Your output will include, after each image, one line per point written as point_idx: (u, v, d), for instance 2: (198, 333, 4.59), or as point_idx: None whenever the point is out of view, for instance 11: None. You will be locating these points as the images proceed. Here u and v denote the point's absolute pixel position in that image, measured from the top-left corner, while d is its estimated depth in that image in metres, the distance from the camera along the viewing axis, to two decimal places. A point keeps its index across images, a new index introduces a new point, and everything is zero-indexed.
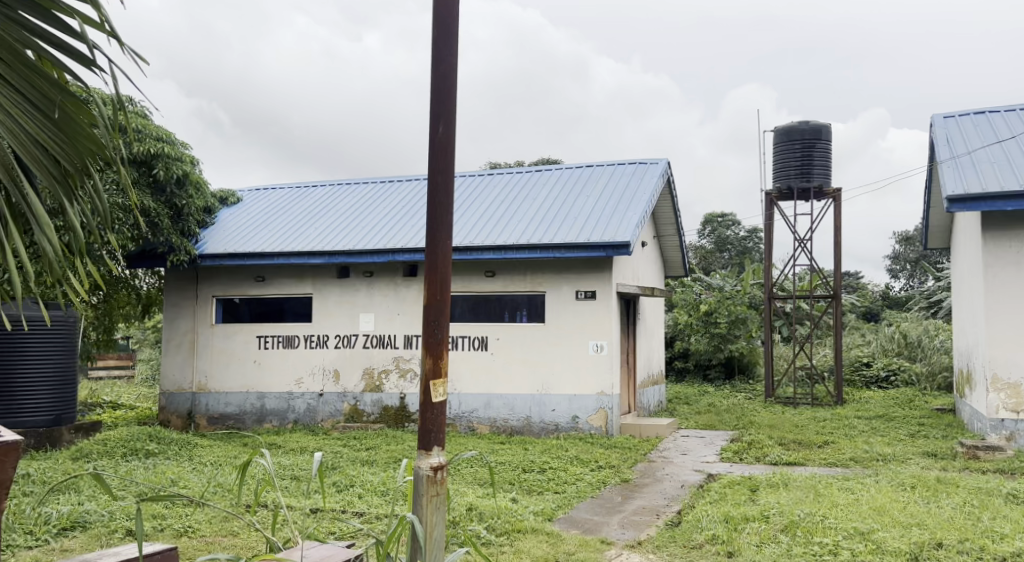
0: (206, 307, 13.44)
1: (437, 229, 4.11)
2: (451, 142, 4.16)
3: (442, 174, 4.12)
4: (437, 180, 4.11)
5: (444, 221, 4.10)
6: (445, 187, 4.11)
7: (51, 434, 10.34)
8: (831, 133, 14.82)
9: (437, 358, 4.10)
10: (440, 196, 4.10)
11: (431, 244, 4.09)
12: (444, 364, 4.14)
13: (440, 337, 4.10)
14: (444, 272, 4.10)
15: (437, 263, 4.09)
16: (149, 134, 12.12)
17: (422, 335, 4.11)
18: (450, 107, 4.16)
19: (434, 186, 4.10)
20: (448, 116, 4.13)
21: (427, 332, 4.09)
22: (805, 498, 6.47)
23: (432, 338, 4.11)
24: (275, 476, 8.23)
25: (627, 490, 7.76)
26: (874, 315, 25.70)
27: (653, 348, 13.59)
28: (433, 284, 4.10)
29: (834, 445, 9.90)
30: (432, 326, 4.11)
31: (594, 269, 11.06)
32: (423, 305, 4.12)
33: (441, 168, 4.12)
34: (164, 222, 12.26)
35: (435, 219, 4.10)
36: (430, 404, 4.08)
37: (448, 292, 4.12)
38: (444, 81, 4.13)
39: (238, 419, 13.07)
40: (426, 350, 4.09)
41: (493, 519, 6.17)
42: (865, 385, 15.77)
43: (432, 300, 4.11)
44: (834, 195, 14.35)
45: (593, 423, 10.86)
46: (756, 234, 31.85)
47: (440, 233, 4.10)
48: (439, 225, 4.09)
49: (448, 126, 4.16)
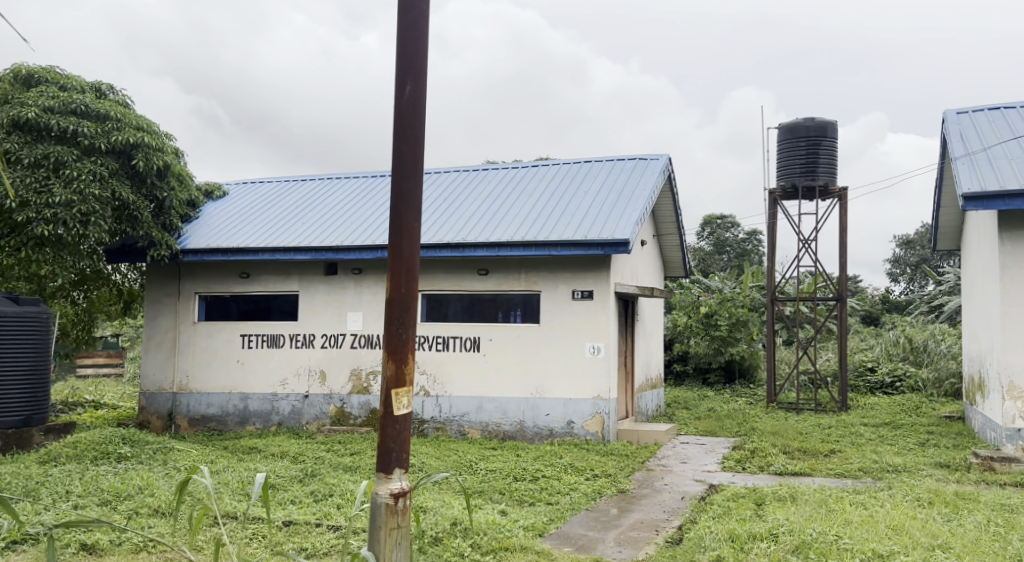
0: (188, 304, 12.96)
1: (402, 209, 3.98)
2: (420, 104, 4.05)
3: (407, 143, 4.01)
4: (403, 151, 4.01)
5: (410, 201, 3.98)
6: (413, 158, 4.01)
7: (21, 435, 9.93)
8: (837, 131, 14.34)
9: (402, 364, 3.94)
10: (407, 168, 3.99)
11: (397, 228, 3.98)
12: (408, 371, 3.98)
13: (405, 338, 3.95)
14: (410, 260, 3.96)
15: (403, 249, 3.96)
16: (129, 122, 11.65)
17: (386, 335, 3.94)
18: (419, 66, 4.04)
19: (402, 156, 4.00)
20: (417, 76, 4.01)
21: (390, 331, 3.93)
22: (815, 514, 6.00)
23: (396, 338, 3.94)
24: (251, 484, 7.79)
25: (624, 502, 7.28)
26: (874, 319, 25.26)
27: (652, 350, 13.14)
28: (398, 275, 3.96)
29: (842, 455, 9.43)
30: (395, 322, 3.95)
31: (592, 268, 10.59)
32: (387, 299, 3.97)
33: (408, 137, 4.01)
34: (144, 216, 11.79)
35: (401, 198, 3.98)
36: (392, 417, 3.92)
37: (413, 284, 3.97)
38: (413, 36, 4.02)
39: (220, 421, 12.58)
40: (390, 354, 3.92)
41: (480, 536, 5.70)
42: (870, 390, 15.30)
43: (396, 293, 3.96)
44: (840, 194, 13.90)
45: (589, 429, 10.38)
46: (756, 236, 31.45)
47: (406, 213, 3.98)
48: (405, 207, 3.98)
49: (416, 86, 4.03)
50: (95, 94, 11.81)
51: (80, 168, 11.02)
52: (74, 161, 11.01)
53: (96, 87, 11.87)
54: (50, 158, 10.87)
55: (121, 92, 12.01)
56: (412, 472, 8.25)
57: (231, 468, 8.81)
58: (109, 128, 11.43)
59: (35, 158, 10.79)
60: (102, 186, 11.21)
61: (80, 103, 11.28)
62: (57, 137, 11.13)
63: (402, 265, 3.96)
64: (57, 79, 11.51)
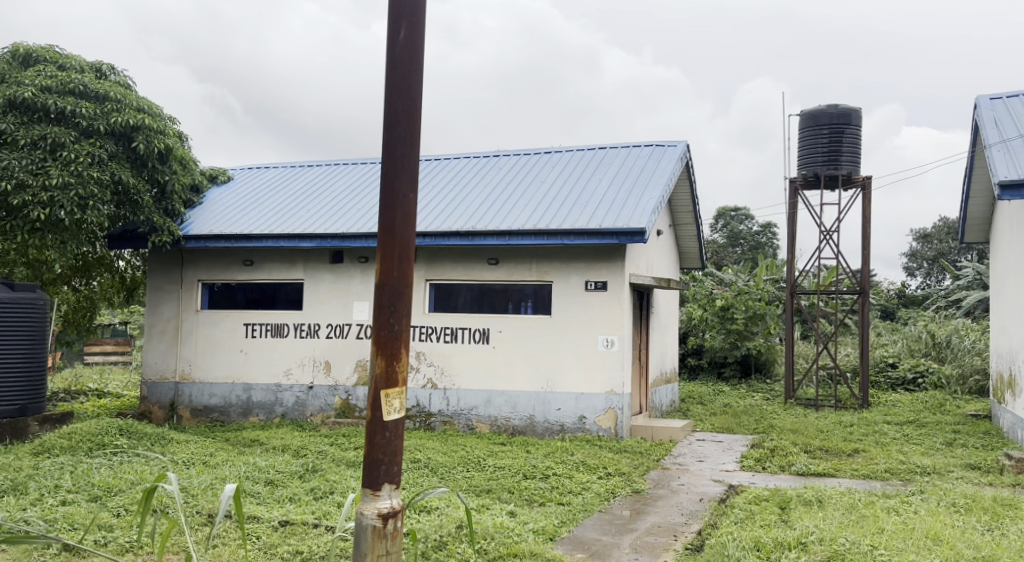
0: (191, 292, 12.64)
1: (395, 176, 3.72)
2: (417, 49, 3.77)
3: (400, 100, 3.73)
4: (397, 108, 3.72)
5: (405, 168, 3.71)
6: (408, 116, 3.73)
7: (16, 426, 9.63)
8: (861, 118, 13.86)
9: (392, 361, 3.66)
10: (402, 126, 3.72)
11: (391, 200, 3.70)
12: (398, 369, 3.69)
13: (397, 330, 3.67)
14: (403, 237, 3.70)
15: (395, 223, 3.69)
16: (129, 104, 11.31)
17: (376, 328, 3.67)
18: (416, 7, 3.77)
19: (395, 115, 3.71)
20: (412, 18, 3.74)
21: (381, 322, 3.66)
22: (846, 522, 5.61)
23: (387, 331, 3.67)
24: (248, 480, 7.45)
25: (639, 502, 6.92)
26: (890, 314, 24.77)
27: (667, 343, 12.75)
28: (390, 255, 3.69)
29: (866, 454, 9.02)
30: (386, 311, 3.68)
31: (606, 257, 10.20)
32: (377, 284, 3.70)
33: (403, 91, 3.73)
34: (144, 199, 11.49)
35: (393, 165, 3.72)
36: (381, 422, 3.66)
37: (406, 265, 3.70)
38: None
39: (223, 412, 12.28)
40: (379, 349, 3.66)
41: (486, 540, 5.35)
42: (890, 386, 14.89)
43: (388, 275, 3.69)
44: (864, 183, 13.43)
45: (602, 424, 10.01)
46: (770, 229, 30.99)
47: (400, 181, 3.71)
48: (396, 174, 3.71)
49: (411, 31, 3.76)
50: (96, 75, 11.49)
51: (79, 149, 10.70)
52: (71, 142, 10.69)
53: (96, 67, 11.56)
54: (47, 139, 10.55)
55: (122, 73, 11.70)
56: (416, 468, 7.89)
57: (229, 462, 8.50)
58: (108, 109, 11.10)
59: (31, 139, 10.46)
60: (101, 169, 10.88)
61: (79, 83, 10.97)
62: (54, 118, 10.81)
63: (394, 242, 3.69)
64: (56, 59, 11.20)
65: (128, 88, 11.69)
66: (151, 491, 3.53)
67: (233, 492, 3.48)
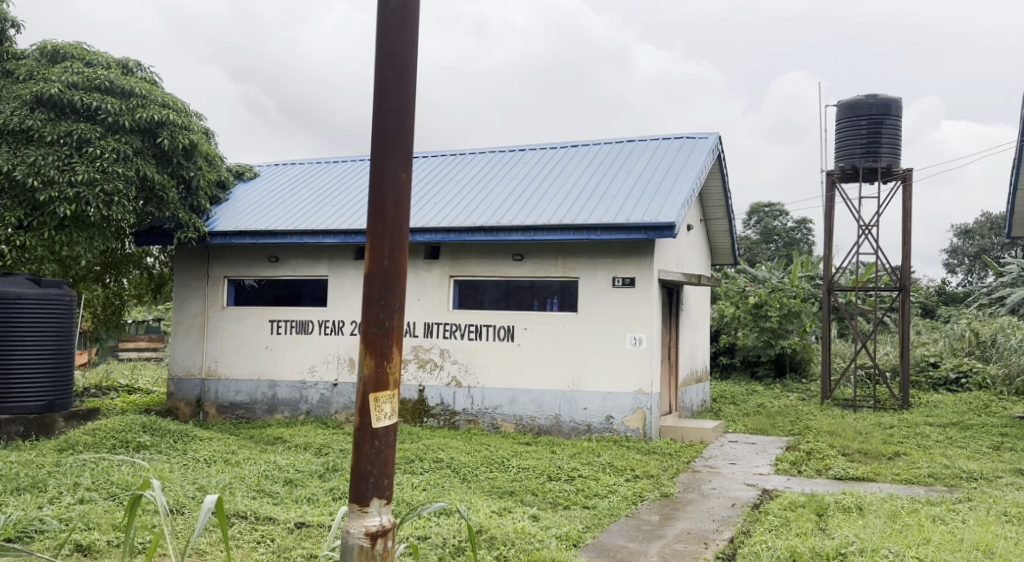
0: (217, 289, 12.58)
1: (387, 154, 3.48)
2: (410, 15, 3.53)
3: (393, 69, 3.49)
4: (389, 78, 3.49)
5: (396, 145, 3.48)
6: (400, 87, 3.50)
7: (42, 422, 9.54)
8: (901, 108, 13.39)
9: (382, 362, 3.43)
10: (394, 99, 3.49)
11: (380, 181, 3.47)
12: (389, 369, 3.46)
13: (388, 328, 3.44)
14: (395, 223, 3.46)
15: (387, 207, 3.45)
16: (154, 100, 11.28)
17: (366, 324, 3.44)
18: None
19: (386, 85, 3.48)
20: None
21: (371, 318, 3.44)
22: (888, 531, 5.30)
23: (377, 329, 3.45)
24: (267, 479, 7.29)
25: (668, 507, 6.64)
26: (930, 312, 24.09)
27: (698, 341, 12.42)
28: (380, 243, 3.45)
29: (908, 458, 8.64)
30: (376, 304, 3.45)
31: (634, 253, 9.92)
32: (367, 274, 3.46)
33: (394, 60, 3.50)
34: (170, 196, 11.41)
35: (383, 142, 3.47)
36: (371, 430, 3.43)
37: (398, 253, 3.46)
38: None
39: (248, 408, 12.20)
40: (369, 349, 3.43)
41: (506, 547, 5.13)
42: (932, 387, 14.41)
43: (379, 265, 3.45)
44: (904, 176, 12.97)
45: (629, 425, 9.73)
46: (805, 225, 30.34)
47: (391, 160, 3.47)
48: (387, 152, 3.47)
49: None
50: (123, 71, 11.47)
51: (104, 146, 10.63)
52: (97, 138, 10.62)
53: (124, 63, 11.53)
54: (73, 135, 10.49)
55: (149, 69, 11.66)
56: (438, 468, 7.68)
57: (250, 460, 8.37)
58: (134, 105, 11.05)
59: (58, 136, 10.39)
60: (126, 165, 10.81)
61: (105, 79, 10.89)
62: (81, 115, 10.76)
63: (385, 228, 3.46)
64: (84, 56, 11.17)
65: (154, 85, 11.66)
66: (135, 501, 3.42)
67: (214, 504, 3.21)
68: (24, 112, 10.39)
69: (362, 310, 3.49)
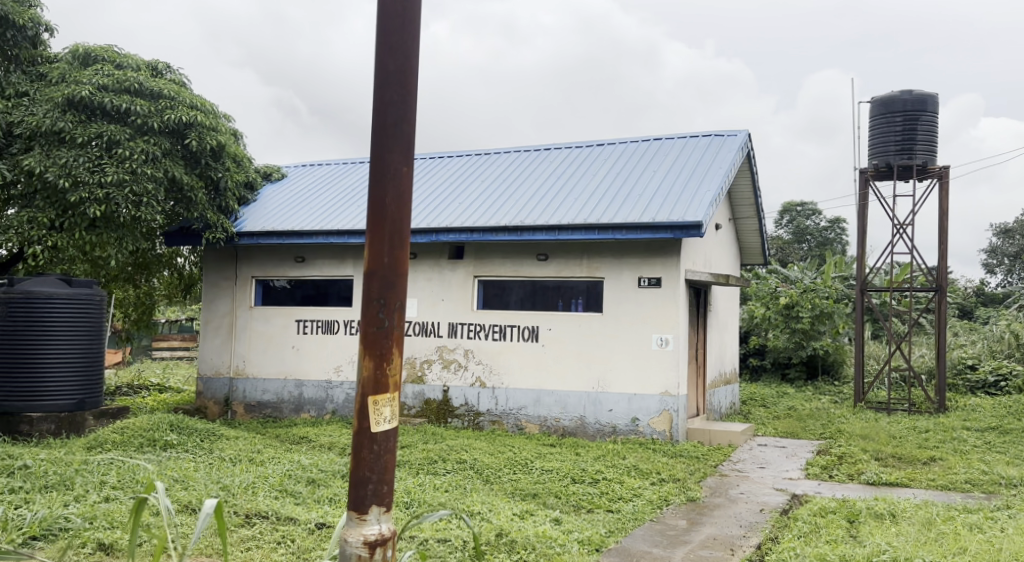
0: (245, 289, 12.65)
1: (388, 148, 3.40)
2: (412, 4, 3.45)
3: (393, 59, 3.42)
4: (389, 68, 3.41)
5: (397, 138, 3.40)
6: (401, 78, 3.42)
7: (73, 419, 9.65)
8: (937, 105, 13.08)
9: (381, 363, 3.37)
10: (395, 90, 3.41)
11: (381, 175, 3.40)
12: (389, 370, 3.39)
13: (387, 328, 3.37)
14: (395, 219, 3.38)
15: (387, 202, 3.38)
16: (183, 101, 11.35)
17: (365, 324, 3.38)
18: None
19: (386, 75, 3.41)
20: None
21: (370, 318, 3.37)
22: (922, 540, 5.12)
23: (377, 329, 3.38)
24: (290, 479, 7.27)
25: (694, 512, 6.50)
26: (968, 313, 23.54)
27: (727, 342, 12.24)
28: (380, 240, 3.38)
29: (944, 463, 8.40)
30: (376, 304, 3.38)
31: (660, 253, 9.78)
32: (367, 272, 3.39)
33: (395, 50, 3.42)
34: (198, 197, 11.50)
35: (383, 135, 3.40)
36: (370, 434, 3.36)
37: (399, 250, 3.39)
38: None
39: (275, 408, 12.25)
40: (368, 350, 3.37)
41: (526, 551, 5.05)
42: (970, 390, 14.07)
43: (378, 263, 3.38)
44: (940, 174, 12.67)
45: (656, 427, 9.60)
46: (839, 225, 29.85)
47: (392, 153, 3.40)
48: (388, 145, 3.40)
49: None
50: (152, 73, 11.57)
51: (133, 147, 10.70)
52: (126, 140, 10.70)
53: (153, 65, 11.64)
54: (103, 137, 10.56)
55: (178, 71, 11.75)
56: (461, 469, 7.62)
57: (275, 460, 8.37)
58: (162, 106, 11.13)
59: (88, 137, 10.47)
60: (155, 165, 10.91)
61: (134, 81, 10.98)
62: (110, 116, 10.84)
63: (384, 223, 3.39)
64: (114, 58, 11.28)
65: (183, 86, 11.75)
66: (141, 506, 3.40)
67: (212, 508, 3.18)
68: (55, 114, 10.46)
69: (361, 310, 3.42)
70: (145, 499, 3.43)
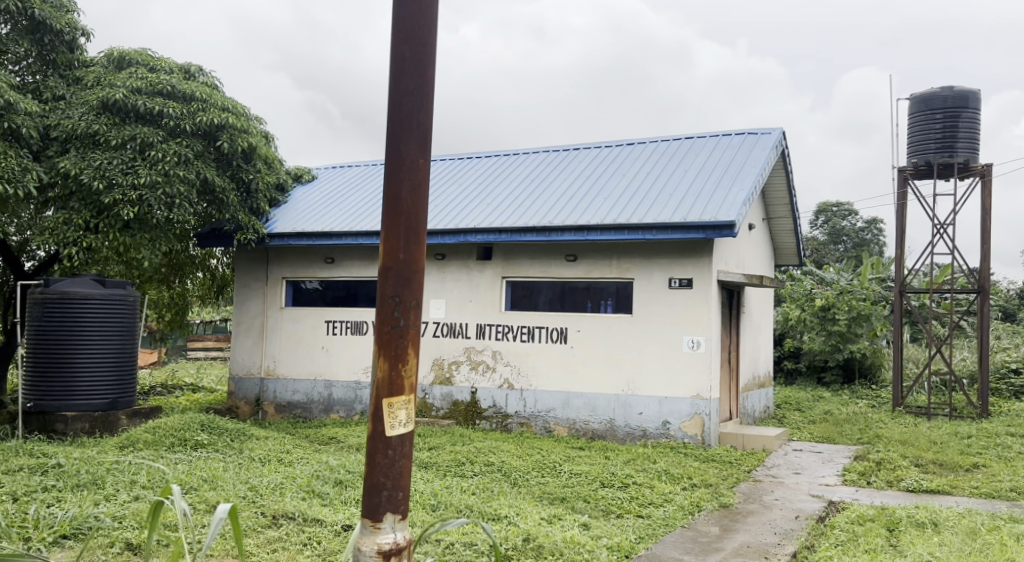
0: (276, 290, 12.70)
1: (403, 140, 3.33)
2: None
3: (409, 47, 3.34)
4: (405, 56, 3.33)
5: (412, 129, 3.32)
6: (417, 67, 3.34)
7: (107, 419, 9.70)
8: (979, 101, 12.74)
9: (396, 363, 3.29)
10: (411, 79, 3.33)
11: (397, 168, 3.32)
12: (404, 371, 3.31)
13: (402, 327, 3.30)
14: (410, 213, 3.31)
15: (402, 195, 3.30)
16: (214, 103, 11.41)
17: (381, 322, 3.31)
18: None
19: (402, 63, 3.33)
20: None
21: (385, 317, 3.30)
22: (967, 550, 4.94)
23: (392, 328, 3.31)
24: (318, 480, 7.24)
25: (727, 518, 6.36)
26: (1011, 315, 22.93)
27: (760, 345, 12.02)
28: (395, 235, 3.30)
29: (987, 470, 8.14)
30: (391, 302, 3.31)
31: (691, 254, 9.63)
32: (383, 268, 3.32)
33: (411, 37, 3.34)
34: (230, 198, 11.58)
35: (398, 127, 3.32)
36: (385, 439, 3.29)
37: (415, 245, 3.31)
38: None
39: (305, 408, 12.27)
40: (383, 349, 3.30)
41: (554, 557, 4.95)
42: (1013, 395, 13.69)
43: (393, 260, 3.30)
44: (982, 172, 12.33)
45: (687, 431, 9.44)
46: (875, 225, 29.30)
47: (408, 144, 3.32)
48: (403, 137, 3.32)
49: None
50: (184, 76, 11.67)
51: (166, 149, 10.81)
52: (159, 142, 10.80)
53: (185, 68, 11.73)
54: (136, 139, 10.65)
55: (210, 73, 11.83)
56: (490, 472, 7.54)
57: (303, 460, 8.36)
58: (194, 109, 11.22)
59: (122, 140, 10.56)
60: (187, 167, 11.00)
61: (167, 83, 11.10)
62: (143, 119, 10.94)
63: (400, 216, 3.31)
64: (148, 62, 11.42)
65: (215, 89, 11.83)
66: (158, 506, 3.29)
67: (227, 512, 2.98)
68: (90, 117, 10.55)
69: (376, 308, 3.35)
70: (163, 501, 3.23)
